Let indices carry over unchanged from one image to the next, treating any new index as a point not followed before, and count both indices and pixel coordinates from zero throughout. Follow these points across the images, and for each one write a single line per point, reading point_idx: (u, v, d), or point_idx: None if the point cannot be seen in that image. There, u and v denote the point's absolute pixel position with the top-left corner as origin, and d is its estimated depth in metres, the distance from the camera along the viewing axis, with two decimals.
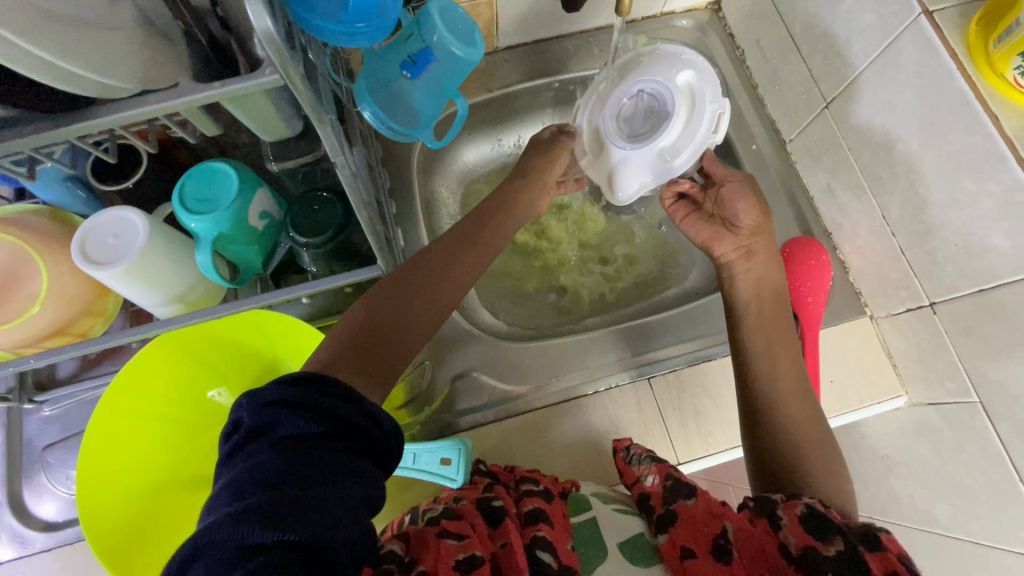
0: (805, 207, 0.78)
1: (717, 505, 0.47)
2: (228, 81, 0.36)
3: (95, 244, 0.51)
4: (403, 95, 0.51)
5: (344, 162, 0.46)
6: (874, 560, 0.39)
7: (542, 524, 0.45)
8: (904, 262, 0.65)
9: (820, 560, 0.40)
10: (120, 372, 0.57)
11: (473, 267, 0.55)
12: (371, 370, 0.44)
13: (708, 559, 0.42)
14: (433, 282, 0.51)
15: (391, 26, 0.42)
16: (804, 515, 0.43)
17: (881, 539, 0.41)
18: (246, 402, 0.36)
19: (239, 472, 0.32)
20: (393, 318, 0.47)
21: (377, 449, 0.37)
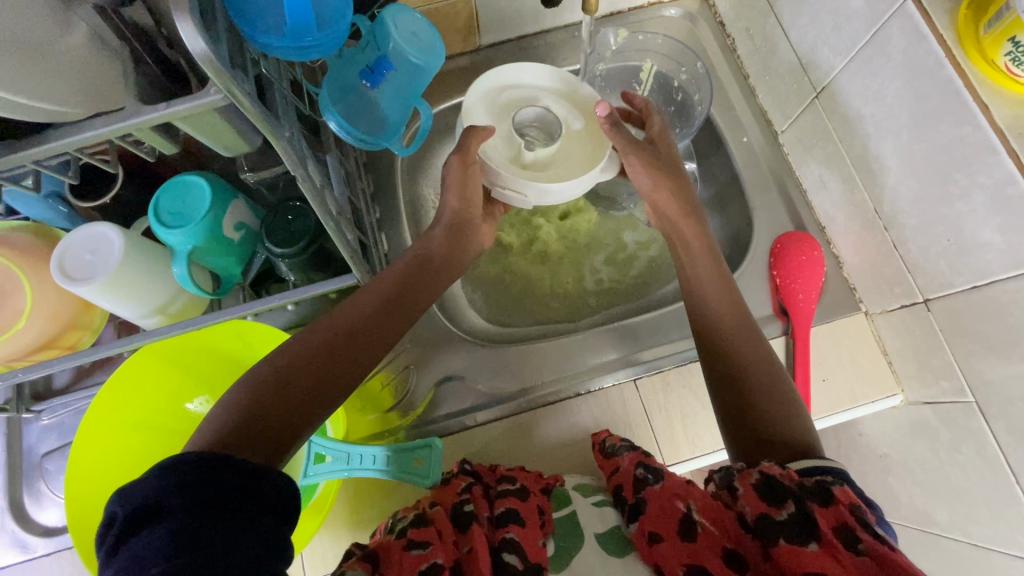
0: (797, 200, 0.75)
1: (682, 484, 0.45)
2: (172, 102, 0.36)
3: (73, 261, 0.52)
4: (367, 105, 0.51)
5: (305, 174, 0.45)
6: (822, 515, 0.37)
7: (512, 525, 0.42)
8: (898, 258, 0.63)
9: (770, 526, 0.37)
10: (109, 382, 0.59)
11: (404, 314, 0.51)
12: (273, 439, 0.39)
13: (673, 540, 0.41)
14: (346, 334, 0.46)
15: (339, 37, 0.42)
16: (758, 482, 0.40)
17: (831, 491, 0.38)
18: (124, 492, 0.33)
19: (123, 566, 0.30)
20: (295, 378, 0.42)
21: (280, 505, 0.35)
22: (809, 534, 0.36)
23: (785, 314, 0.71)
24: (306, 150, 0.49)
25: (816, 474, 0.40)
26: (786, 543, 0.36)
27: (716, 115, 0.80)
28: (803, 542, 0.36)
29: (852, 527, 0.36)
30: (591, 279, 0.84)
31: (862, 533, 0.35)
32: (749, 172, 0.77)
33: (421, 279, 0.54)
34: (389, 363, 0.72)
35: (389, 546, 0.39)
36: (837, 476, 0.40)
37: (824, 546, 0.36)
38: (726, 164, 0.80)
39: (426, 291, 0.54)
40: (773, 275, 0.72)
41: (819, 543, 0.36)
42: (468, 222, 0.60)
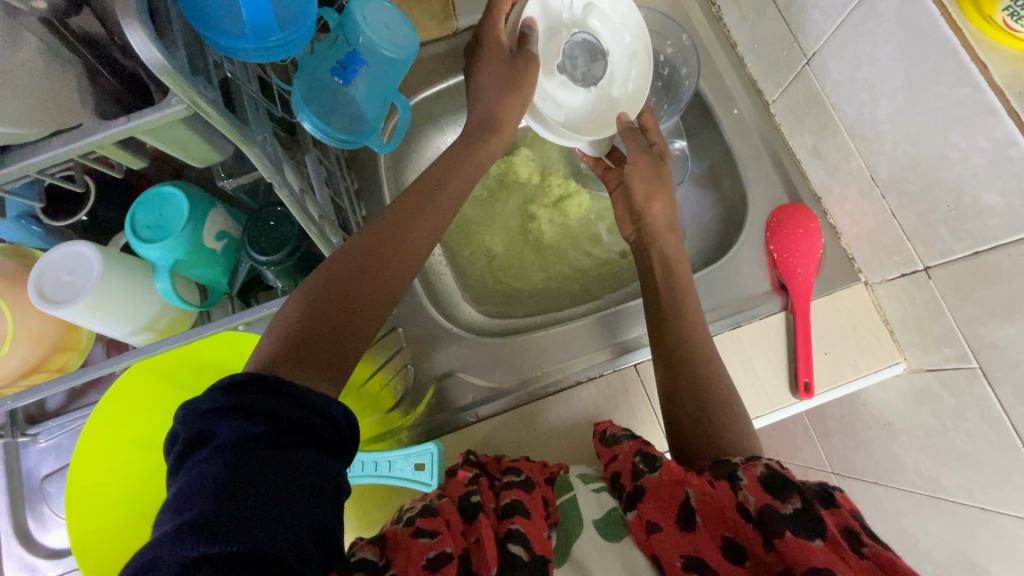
0: (792, 170, 0.74)
1: (680, 469, 0.44)
2: (133, 115, 0.34)
3: (50, 283, 0.51)
4: (342, 103, 0.49)
5: (281, 179, 0.44)
6: (827, 516, 0.38)
7: (517, 517, 0.40)
8: (897, 226, 0.61)
9: (777, 517, 0.38)
10: (101, 403, 0.59)
11: (435, 222, 0.49)
12: (328, 360, 0.40)
13: (673, 531, 0.41)
14: (390, 252, 0.46)
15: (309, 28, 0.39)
16: (764, 475, 0.41)
17: (834, 497, 0.40)
18: (187, 411, 0.34)
19: (184, 482, 0.31)
20: (343, 300, 0.42)
21: (335, 438, 0.35)
22: (815, 530, 0.37)
23: (784, 288, 0.70)
24: (283, 154, 0.48)
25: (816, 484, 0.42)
26: (792, 535, 0.37)
27: (705, 87, 0.78)
28: (808, 537, 0.37)
29: (854, 531, 0.37)
30: (587, 263, 0.82)
31: (865, 537, 0.37)
32: (740, 144, 0.76)
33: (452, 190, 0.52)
34: (388, 362, 0.70)
35: (397, 533, 0.38)
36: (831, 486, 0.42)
37: (828, 542, 0.36)
38: (717, 138, 0.78)
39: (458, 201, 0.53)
40: (770, 249, 0.71)
41: (826, 540, 0.36)
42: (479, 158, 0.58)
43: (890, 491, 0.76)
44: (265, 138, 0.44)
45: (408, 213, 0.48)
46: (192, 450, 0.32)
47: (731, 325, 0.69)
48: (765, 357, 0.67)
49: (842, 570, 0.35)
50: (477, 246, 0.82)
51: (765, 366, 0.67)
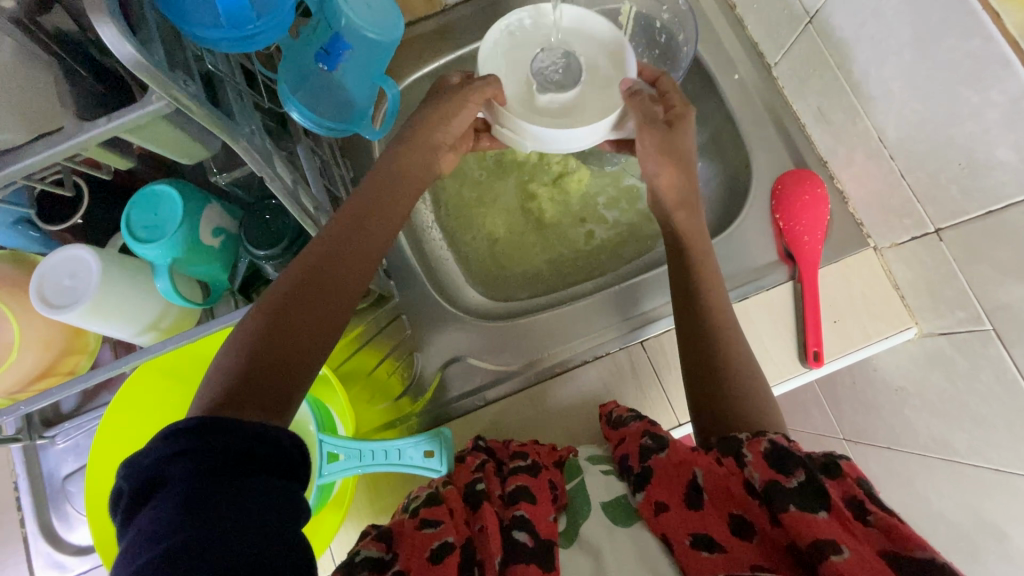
0: (796, 135, 0.72)
1: (687, 449, 0.45)
2: (116, 114, 0.33)
3: (52, 287, 0.51)
4: (329, 90, 0.48)
5: (272, 173, 0.43)
6: (832, 487, 0.37)
7: (522, 503, 0.40)
8: (906, 188, 0.59)
9: (782, 492, 0.37)
10: (113, 402, 0.60)
11: (375, 240, 0.47)
12: (274, 397, 0.38)
13: (681, 509, 0.41)
14: (324, 276, 0.43)
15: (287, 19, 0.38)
16: (768, 450, 0.40)
17: (842, 465, 0.39)
18: (128, 465, 0.32)
19: (134, 538, 0.30)
20: (282, 333, 0.40)
21: (289, 460, 0.35)
22: (820, 503, 0.36)
23: (791, 258, 0.68)
24: (273, 146, 0.47)
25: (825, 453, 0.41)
26: (797, 510, 0.36)
27: (703, 53, 0.76)
28: (813, 510, 0.36)
29: (861, 500, 0.36)
30: (590, 240, 0.81)
31: (870, 506, 0.36)
32: (742, 110, 0.74)
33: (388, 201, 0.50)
34: (395, 349, 0.71)
35: (402, 527, 0.39)
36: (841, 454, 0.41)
37: (834, 514, 0.35)
38: (717, 105, 0.76)
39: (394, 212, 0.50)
40: (776, 218, 0.70)
41: (831, 513, 0.36)
42: (425, 148, 0.55)
43: (902, 455, 0.76)
44: (254, 131, 0.43)
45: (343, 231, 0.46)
46: (138, 505, 0.31)
47: (738, 297, 0.68)
48: (773, 327, 0.66)
49: (848, 544, 0.34)
50: (478, 229, 0.81)
51: (773, 337, 0.66)
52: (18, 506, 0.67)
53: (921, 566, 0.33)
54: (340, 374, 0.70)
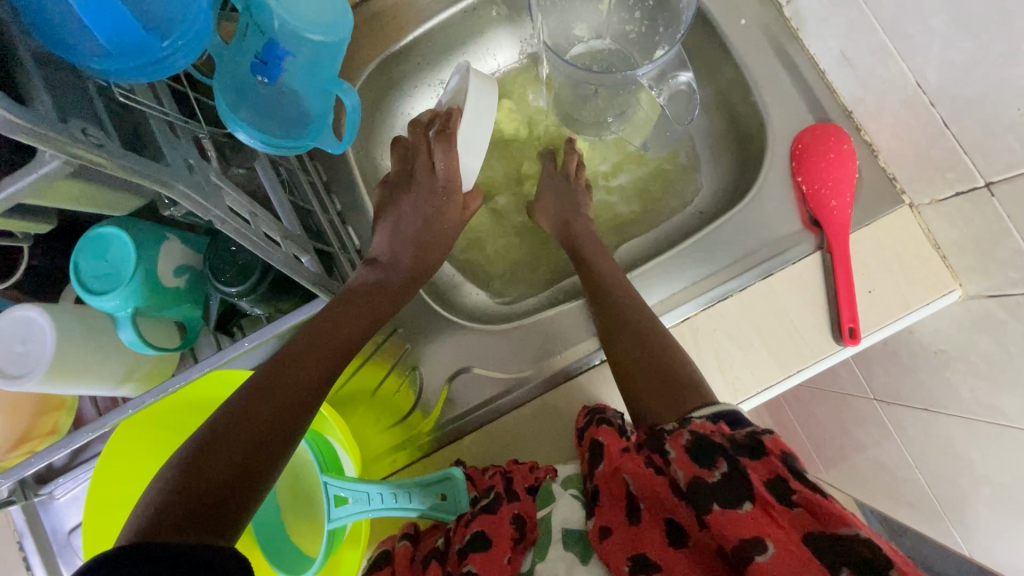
0: (816, 83, 0.64)
1: (619, 453, 0.44)
2: (2, 182, 0.27)
3: (3, 356, 0.45)
4: (277, 103, 0.41)
5: (224, 213, 0.37)
6: (754, 469, 0.37)
7: (472, 556, 0.41)
8: (949, 138, 0.52)
9: (705, 491, 0.37)
10: (103, 460, 0.57)
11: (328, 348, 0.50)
12: (218, 513, 0.37)
13: (623, 527, 0.40)
14: (273, 391, 0.45)
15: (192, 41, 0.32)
16: (689, 444, 0.40)
17: (763, 442, 0.39)
18: None
19: None
20: (227, 447, 0.40)
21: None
22: (742, 493, 0.36)
23: (817, 225, 0.62)
24: (224, 179, 0.40)
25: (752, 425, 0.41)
26: (720, 508, 0.36)
27: None
28: (737, 505, 0.36)
29: (783, 478, 0.37)
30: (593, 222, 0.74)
31: (793, 483, 0.37)
32: (752, 61, 0.65)
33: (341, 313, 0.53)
34: (397, 365, 0.66)
35: None
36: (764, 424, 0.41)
37: (758, 504, 0.36)
38: (723, 57, 0.68)
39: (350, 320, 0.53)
40: (797, 181, 0.63)
41: (753, 502, 0.36)
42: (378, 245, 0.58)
43: (941, 416, 0.72)
44: (194, 168, 0.36)
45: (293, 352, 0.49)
46: None
47: (760, 276, 0.62)
48: (803, 304, 0.61)
49: (770, 536, 0.35)
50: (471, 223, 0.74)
51: (803, 315, 0.61)
52: (27, 565, 0.65)
53: (839, 539, 0.34)
54: (341, 397, 0.66)
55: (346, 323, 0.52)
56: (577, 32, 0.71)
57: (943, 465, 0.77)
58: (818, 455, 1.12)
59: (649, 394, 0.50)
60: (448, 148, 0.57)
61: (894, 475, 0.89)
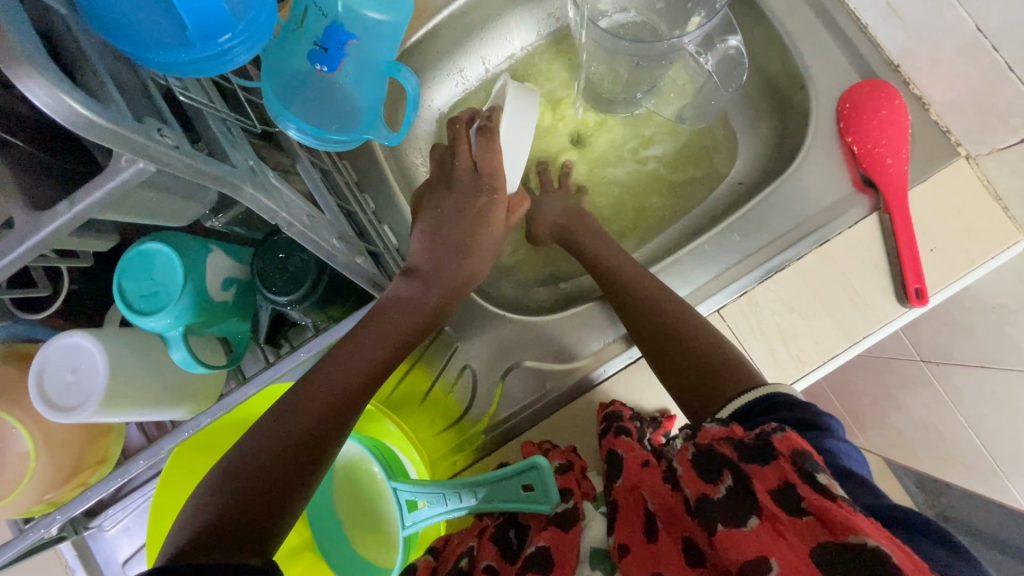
0: (859, 40, 0.62)
1: (637, 468, 0.41)
2: (77, 196, 0.24)
3: (54, 387, 0.42)
4: (332, 96, 0.39)
5: (289, 215, 0.35)
6: (759, 478, 0.33)
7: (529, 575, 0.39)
8: (1016, 81, 0.50)
9: (711, 508, 0.34)
10: (160, 488, 0.55)
11: (365, 360, 0.48)
12: (248, 536, 0.36)
13: (640, 546, 0.37)
14: (309, 407, 0.44)
15: (269, 25, 0.29)
16: (695, 458, 0.37)
17: (772, 444, 0.34)
18: None
19: None
20: (262, 466, 0.40)
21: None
22: (749, 508, 0.33)
23: (871, 185, 0.60)
24: (280, 181, 0.38)
25: (768, 426, 0.37)
26: (723, 529, 0.33)
27: None
28: (742, 522, 0.32)
29: (792, 484, 0.32)
30: (632, 203, 0.72)
31: (802, 492, 0.32)
32: (790, 22, 0.63)
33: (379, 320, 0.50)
34: (445, 368, 0.63)
35: None
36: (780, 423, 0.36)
37: (765, 520, 0.32)
38: (758, 20, 0.66)
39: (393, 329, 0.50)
40: (847, 141, 0.61)
41: (760, 517, 0.32)
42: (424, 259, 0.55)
43: (999, 373, 0.71)
44: (255, 168, 0.34)
45: (331, 363, 0.47)
46: None
47: (817, 242, 0.60)
48: (863, 269, 0.59)
49: (776, 555, 0.31)
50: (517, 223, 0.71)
51: (864, 279, 0.59)
52: None
53: (855, 556, 0.29)
54: (390, 402, 0.63)
55: (386, 330, 0.50)
56: (603, 7, 0.67)
57: (1000, 421, 0.75)
58: (856, 424, 1.11)
59: (666, 371, 0.52)
60: (490, 144, 0.53)
61: (943, 436, 0.88)
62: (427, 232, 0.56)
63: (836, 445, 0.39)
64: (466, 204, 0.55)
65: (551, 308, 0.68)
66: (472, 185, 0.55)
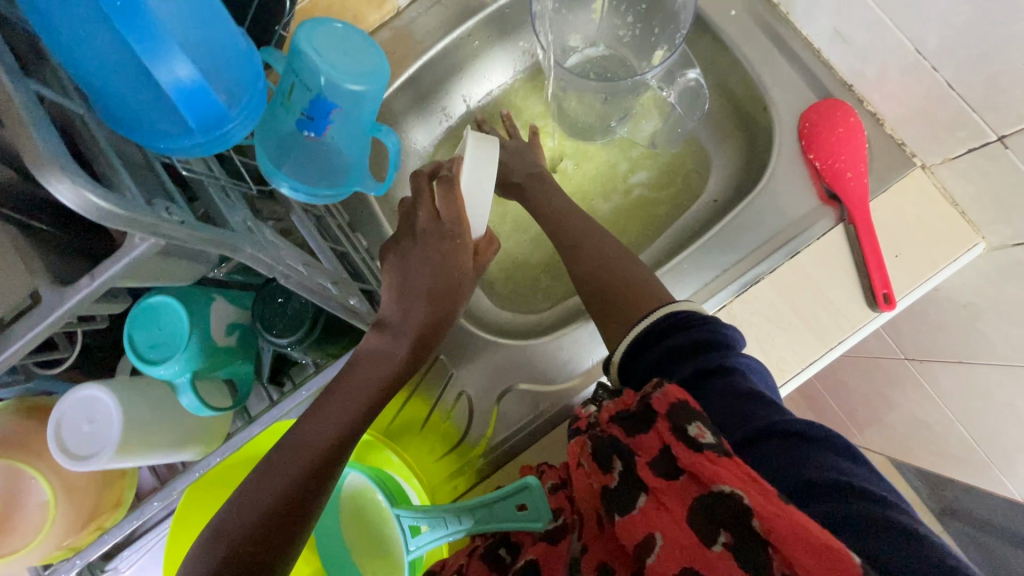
0: (813, 63, 0.66)
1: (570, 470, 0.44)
2: (98, 271, 0.27)
3: (71, 437, 0.45)
4: (320, 155, 0.43)
5: (286, 267, 0.38)
6: (640, 452, 0.38)
7: None
8: (957, 99, 0.54)
9: (612, 495, 0.38)
10: (175, 527, 0.57)
11: (342, 413, 0.50)
12: None
13: (596, 542, 0.40)
14: (288, 462, 0.48)
15: (255, 111, 0.32)
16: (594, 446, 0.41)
17: (653, 407, 0.38)
18: None
19: None
20: (247, 523, 0.45)
21: None
22: (638, 486, 0.37)
23: (835, 198, 0.63)
24: (276, 236, 0.41)
25: (651, 384, 0.40)
26: (622, 513, 0.37)
27: None
28: (635, 500, 0.37)
29: (666, 447, 0.37)
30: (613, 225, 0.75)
31: (672, 454, 0.36)
32: (747, 49, 0.67)
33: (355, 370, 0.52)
34: (442, 396, 0.65)
35: None
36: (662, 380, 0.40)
37: (651, 494, 0.36)
38: (718, 48, 0.70)
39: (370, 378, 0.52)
40: (809, 158, 0.64)
41: (648, 493, 0.37)
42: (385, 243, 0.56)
43: (977, 367, 0.73)
44: (253, 227, 0.37)
45: (309, 416, 0.51)
46: None
47: (789, 255, 0.63)
48: (833, 278, 0.62)
49: (660, 526, 0.35)
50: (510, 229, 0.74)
51: (835, 288, 0.62)
52: None
53: (715, 501, 0.34)
54: (391, 431, 0.65)
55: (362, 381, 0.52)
56: (572, 43, 0.72)
57: (984, 414, 0.78)
58: (851, 422, 1.13)
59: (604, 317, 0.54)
60: (451, 192, 0.53)
61: (934, 430, 0.90)
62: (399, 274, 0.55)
63: (737, 363, 0.42)
64: (432, 251, 0.54)
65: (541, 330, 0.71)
66: (436, 234, 0.54)
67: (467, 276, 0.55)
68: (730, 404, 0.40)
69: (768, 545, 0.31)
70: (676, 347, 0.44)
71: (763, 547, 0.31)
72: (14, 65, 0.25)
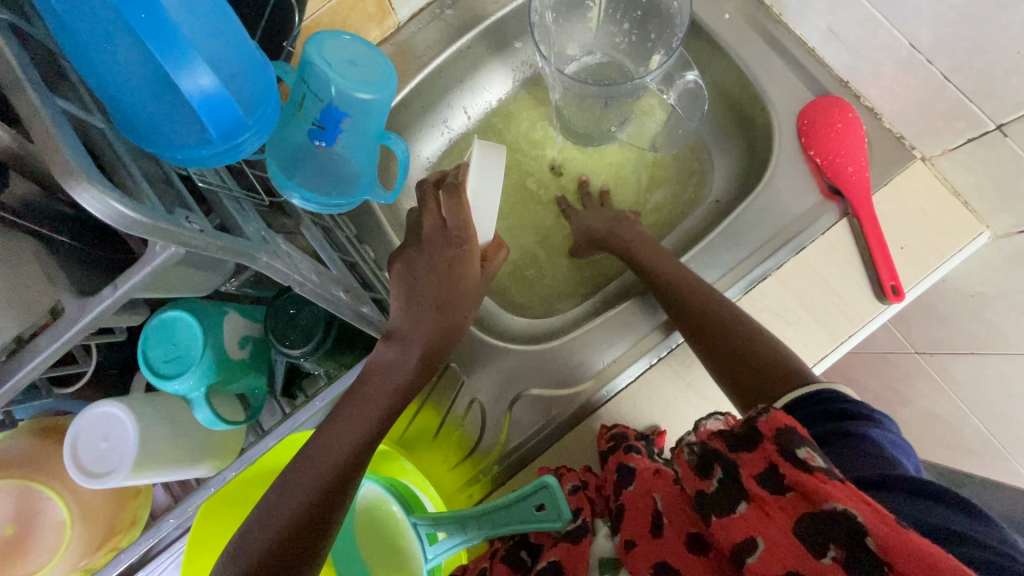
0: (808, 61, 0.67)
1: (649, 476, 0.44)
2: (119, 281, 0.28)
3: (87, 454, 0.45)
4: (331, 164, 0.44)
5: (301, 276, 0.38)
6: (747, 464, 0.36)
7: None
8: (952, 90, 0.54)
9: (707, 499, 0.37)
10: (190, 546, 0.57)
11: (360, 424, 0.50)
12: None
13: (646, 540, 0.39)
14: (310, 472, 0.48)
15: (268, 122, 0.33)
16: (693, 458, 0.40)
17: (758, 429, 0.37)
18: None
19: None
20: (270, 530, 0.46)
21: None
22: (739, 494, 0.36)
23: (837, 193, 0.64)
24: (290, 246, 0.41)
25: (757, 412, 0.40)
26: (718, 518, 0.36)
27: None
28: (735, 507, 0.35)
29: (777, 465, 0.35)
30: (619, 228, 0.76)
31: (786, 473, 0.35)
32: (743, 51, 0.69)
33: (371, 381, 0.52)
34: (453, 406, 0.65)
35: None
36: (768, 408, 0.39)
37: (754, 503, 0.35)
38: (715, 51, 0.71)
39: (385, 383, 0.52)
40: (810, 154, 0.65)
41: (749, 502, 0.35)
42: (433, 258, 0.55)
43: (990, 358, 0.73)
44: (265, 235, 0.37)
45: (329, 423, 0.51)
46: None
47: (794, 250, 0.63)
48: (840, 272, 0.62)
49: (764, 533, 0.33)
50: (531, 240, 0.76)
51: (843, 282, 0.62)
52: None
53: (829, 520, 0.32)
54: (404, 441, 0.65)
55: (377, 393, 0.52)
56: (570, 52, 0.73)
57: (1000, 405, 0.77)
58: None
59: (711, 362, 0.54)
60: (457, 201, 0.55)
61: (951, 424, 0.89)
62: (408, 284, 0.56)
63: (877, 433, 0.41)
64: (439, 260, 0.55)
65: (550, 334, 0.71)
66: (444, 241, 0.55)
67: (473, 283, 0.56)
68: (858, 463, 0.39)
69: (885, 565, 0.29)
70: (817, 413, 0.44)
71: (879, 565, 0.29)
72: (39, 81, 0.25)
